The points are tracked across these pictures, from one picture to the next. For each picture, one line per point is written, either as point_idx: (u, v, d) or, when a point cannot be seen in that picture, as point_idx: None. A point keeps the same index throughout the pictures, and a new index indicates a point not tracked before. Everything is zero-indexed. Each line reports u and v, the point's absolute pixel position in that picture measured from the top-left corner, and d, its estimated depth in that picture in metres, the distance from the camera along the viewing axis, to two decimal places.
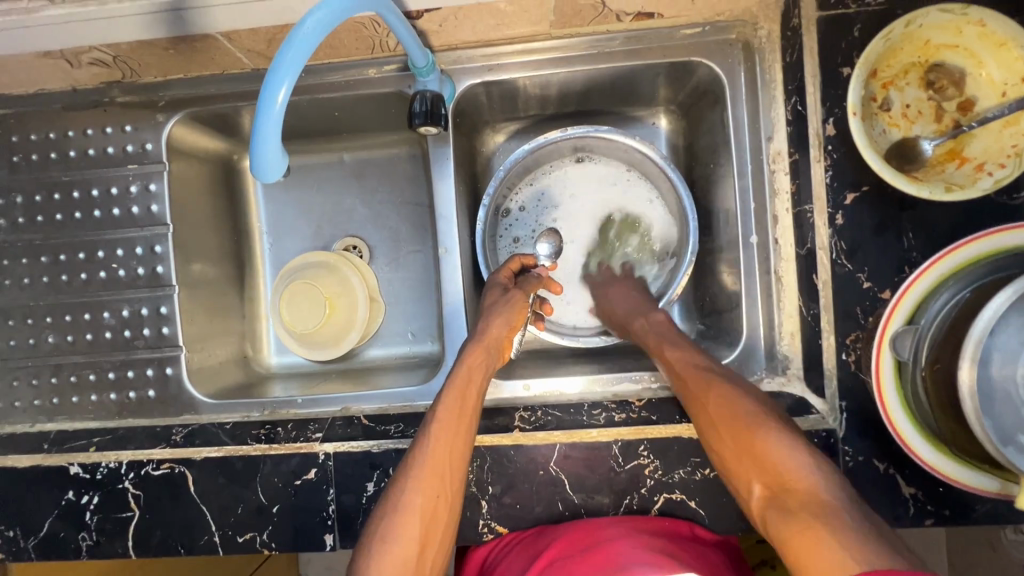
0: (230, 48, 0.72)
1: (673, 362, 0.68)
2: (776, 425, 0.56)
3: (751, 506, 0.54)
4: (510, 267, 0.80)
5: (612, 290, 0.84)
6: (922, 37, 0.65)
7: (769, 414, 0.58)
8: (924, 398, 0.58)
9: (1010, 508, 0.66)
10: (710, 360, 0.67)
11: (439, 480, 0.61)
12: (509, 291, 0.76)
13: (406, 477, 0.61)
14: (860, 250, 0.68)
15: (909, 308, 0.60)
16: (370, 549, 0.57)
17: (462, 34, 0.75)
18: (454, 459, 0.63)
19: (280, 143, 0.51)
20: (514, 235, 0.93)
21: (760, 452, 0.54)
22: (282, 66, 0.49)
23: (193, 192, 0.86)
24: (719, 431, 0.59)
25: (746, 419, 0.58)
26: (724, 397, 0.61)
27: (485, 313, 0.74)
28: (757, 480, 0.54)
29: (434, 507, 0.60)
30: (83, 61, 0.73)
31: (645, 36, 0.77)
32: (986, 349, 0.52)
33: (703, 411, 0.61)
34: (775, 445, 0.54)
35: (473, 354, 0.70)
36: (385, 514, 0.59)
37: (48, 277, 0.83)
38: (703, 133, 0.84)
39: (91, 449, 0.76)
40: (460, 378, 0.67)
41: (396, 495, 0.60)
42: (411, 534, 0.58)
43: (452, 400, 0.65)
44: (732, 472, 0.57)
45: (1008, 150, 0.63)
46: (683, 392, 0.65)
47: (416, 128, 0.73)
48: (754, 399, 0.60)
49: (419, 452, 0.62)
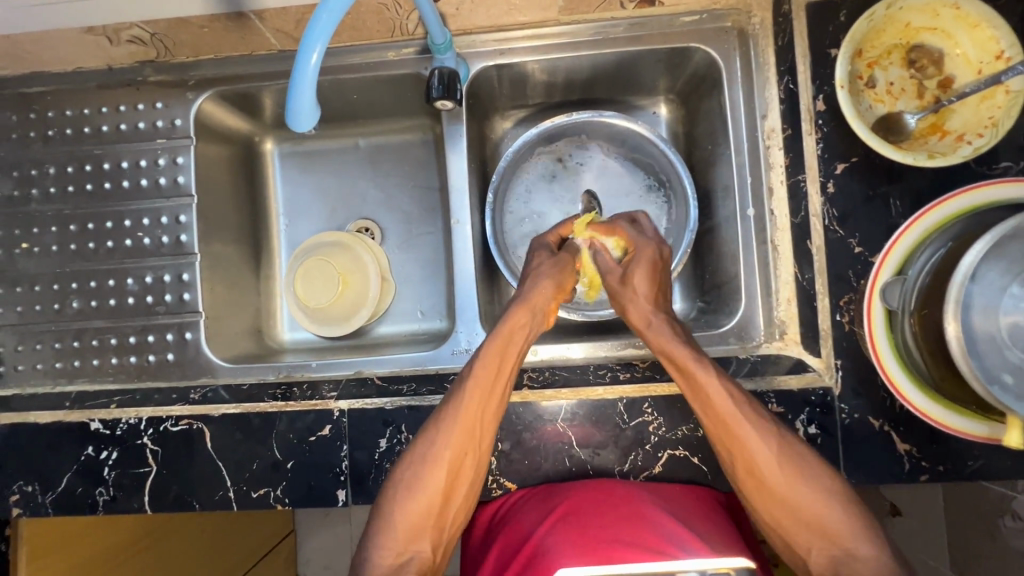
0: (263, 29, 0.78)
1: (713, 401, 0.64)
2: (823, 488, 0.61)
3: (785, 550, 0.63)
4: (560, 230, 0.83)
5: (641, 274, 0.74)
6: (903, 19, 0.70)
7: (815, 473, 0.62)
8: (912, 342, 0.62)
9: (997, 463, 0.69)
10: (742, 393, 0.65)
11: (470, 438, 0.65)
12: (557, 254, 0.79)
13: (436, 431, 0.65)
14: (850, 216, 0.73)
15: (898, 260, 0.65)
16: (398, 490, 0.64)
17: (477, 18, 0.82)
18: (486, 420, 0.66)
19: (313, 97, 0.56)
20: (536, 190, 0.97)
21: (822, 526, 0.60)
22: (317, 29, 0.53)
23: (217, 168, 0.90)
24: (763, 491, 0.62)
25: (792, 481, 0.61)
26: (772, 458, 0.62)
27: (532, 273, 0.75)
28: (802, 537, 0.61)
29: (461, 464, 0.65)
30: (122, 37, 0.80)
31: (646, 23, 0.83)
32: (968, 294, 0.55)
33: (748, 464, 0.63)
34: (827, 516, 0.60)
35: (518, 315, 0.70)
36: (414, 462, 0.65)
37: (76, 244, 0.87)
38: (701, 118, 0.89)
39: (111, 406, 0.79)
40: (500, 336, 0.68)
41: (425, 446, 0.65)
42: (436, 486, 0.63)
43: (490, 358, 0.67)
44: (770, 520, 0.62)
45: (985, 121, 0.68)
46: (722, 436, 0.64)
47: (433, 102, 0.78)
48: (795, 451, 0.63)
49: (452, 407, 0.65)
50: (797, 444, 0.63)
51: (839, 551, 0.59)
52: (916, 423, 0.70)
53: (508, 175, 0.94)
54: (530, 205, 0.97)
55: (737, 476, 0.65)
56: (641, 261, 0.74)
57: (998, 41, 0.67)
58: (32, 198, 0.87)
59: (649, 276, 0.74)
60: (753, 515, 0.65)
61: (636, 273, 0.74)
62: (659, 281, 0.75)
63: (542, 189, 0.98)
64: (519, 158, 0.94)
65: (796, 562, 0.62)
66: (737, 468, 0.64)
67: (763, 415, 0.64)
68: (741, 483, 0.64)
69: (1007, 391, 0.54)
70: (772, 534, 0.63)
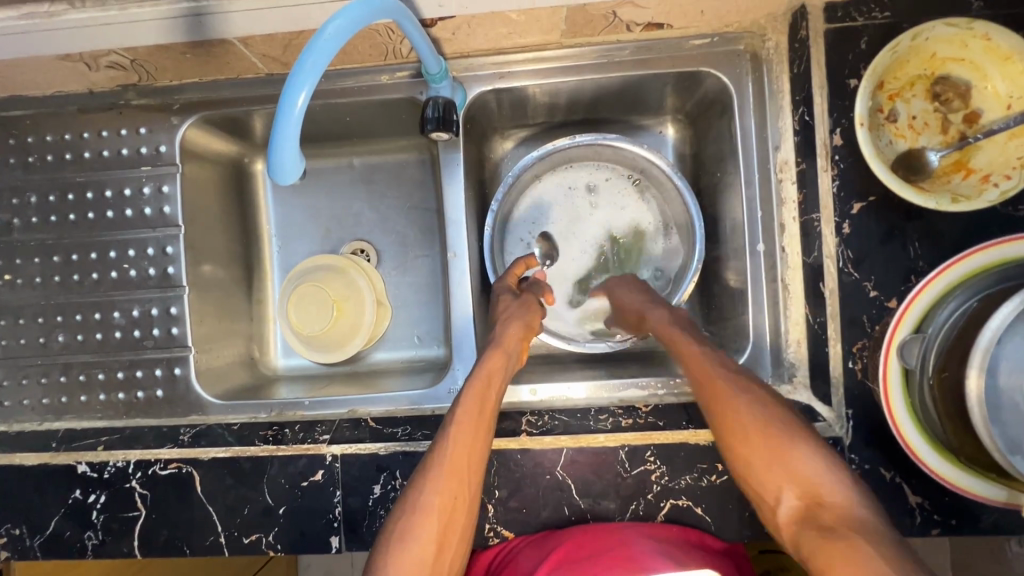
0: (246, 53, 0.73)
1: (693, 363, 0.67)
2: (799, 438, 0.58)
3: (764, 512, 0.58)
4: (516, 270, 0.83)
5: (625, 291, 0.82)
6: (928, 49, 0.66)
7: (795, 429, 0.59)
8: (931, 403, 0.59)
9: (1014, 517, 0.66)
10: (725, 358, 0.67)
11: (460, 484, 0.63)
12: (520, 296, 0.80)
13: (423, 480, 0.63)
14: (866, 258, 0.69)
15: (917, 316, 0.62)
16: (391, 543, 0.60)
17: (474, 42, 0.76)
18: (472, 464, 0.64)
19: (297, 147, 0.52)
20: (557, 210, 0.93)
21: (795, 473, 0.55)
22: (304, 71, 0.50)
23: (204, 196, 0.87)
24: (737, 440, 0.60)
25: (762, 430, 0.59)
26: (747, 407, 0.61)
27: (500, 317, 0.76)
28: (776, 490, 0.56)
29: (453, 511, 0.62)
30: (100, 64, 0.74)
31: (654, 46, 0.78)
32: (993, 359, 0.52)
33: (725, 424, 0.61)
34: (801, 464, 0.56)
35: (494, 357, 0.71)
36: (405, 513, 0.62)
37: (60, 276, 0.84)
38: (710, 142, 0.85)
39: (99, 447, 0.77)
40: (479, 378, 0.69)
41: (415, 498, 0.62)
42: (428, 538, 0.60)
43: (471, 400, 0.66)
44: (752, 483, 0.58)
45: (1013, 162, 0.64)
46: (703, 394, 0.65)
47: (428, 133, 0.74)
48: (774, 409, 0.61)
49: (438, 457, 0.64)
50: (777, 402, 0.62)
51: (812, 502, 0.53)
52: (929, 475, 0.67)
53: (508, 201, 0.90)
54: (546, 222, 0.93)
55: (723, 442, 0.62)
56: (618, 283, 0.84)
57: None
58: (13, 228, 0.84)
59: (633, 289, 0.81)
60: (738, 480, 0.61)
61: (621, 289, 0.82)
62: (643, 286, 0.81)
63: (540, 217, 0.93)
64: (520, 183, 0.91)
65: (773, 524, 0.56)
66: (715, 424, 0.63)
67: (742, 374, 0.65)
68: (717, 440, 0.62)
69: None
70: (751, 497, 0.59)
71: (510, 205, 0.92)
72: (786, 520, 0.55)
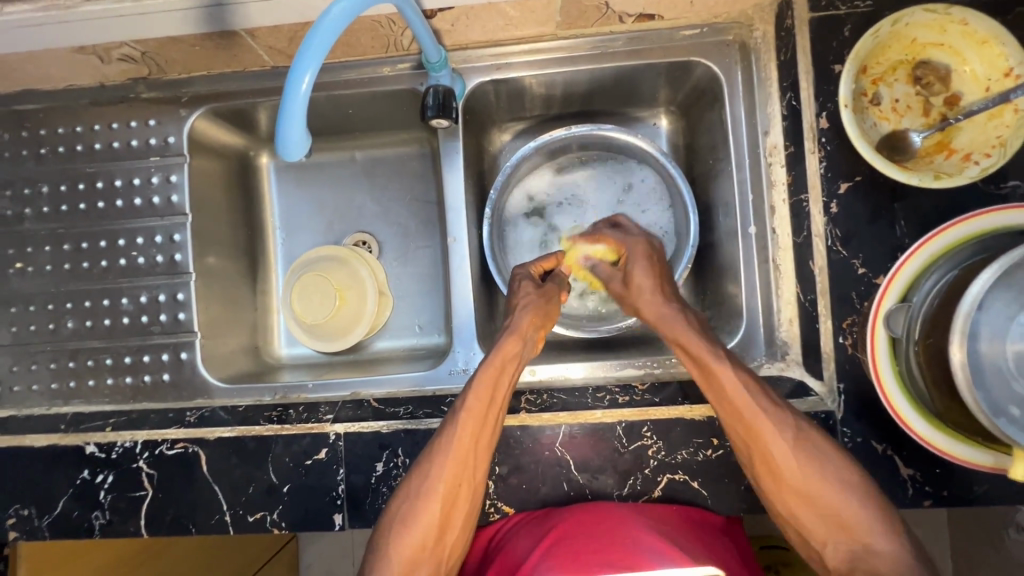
0: (254, 45, 0.76)
1: (730, 393, 0.64)
2: (836, 476, 0.62)
3: (803, 543, 0.64)
4: (543, 263, 0.82)
5: (641, 271, 0.75)
6: (909, 35, 0.69)
7: (832, 466, 0.62)
8: (916, 369, 0.61)
9: (1003, 488, 0.67)
10: (756, 382, 0.65)
11: (463, 468, 0.65)
12: (542, 286, 0.78)
13: (429, 465, 0.65)
14: (854, 236, 0.71)
15: (902, 288, 0.64)
16: (396, 522, 0.64)
17: (472, 34, 0.79)
18: (478, 452, 0.66)
19: (303, 125, 0.55)
20: (554, 203, 0.96)
21: (840, 518, 0.61)
22: (309, 51, 0.52)
23: (210, 186, 0.89)
24: (782, 483, 0.63)
25: (807, 474, 0.62)
26: (789, 450, 0.62)
27: (520, 306, 0.74)
28: (821, 532, 0.62)
29: (456, 495, 0.64)
30: (113, 57, 0.77)
31: (646, 37, 0.81)
32: (974, 323, 0.54)
33: (768, 462, 0.63)
34: (844, 508, 0.61)
35: (509, 344, 0.70)
36: (410, 494, 0.65)
37: (70, 264, 0.86)
38: (702, 131, 0.87)
39: (106, 429, 0.78)
40: (493, 364, 0.68)
41: (419, 480, 0.65)
42: (430, 520, 0.63)
43: (481, 390, 0.66)
44: (789, 517, 0.63)
45: (993, 141, 0.66)
46: (739, 427, 0.64)
47: (428, 120, 0.76)
48: (814, 447, 0.63)
49: (444, 440, 0.65)
50: (816, 437, 0.64)
51: (857, 546, 0.59)
52: (920, 448, 0.69)
53: (506, 192, 0.93)
54: (543, 214, 0.96)
55: (759, 477, 0.65)
56: (637, 257, 0.77)
57: (1007, 58, 0.65)
58: (25, 217, 0.87)
59: (650, 272, 0.75)
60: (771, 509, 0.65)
61: (637, 270, 0.75)
62: (659, 273, 0.76)
63: (538, 210, 0.96)
64: (517, 175, 0.93)
65: (813, 555, 0.63)
66: (754, 461, 0.64)
67: (778, 403, 0.65)
68: (757, 475, 0.65)
69: (1013, 423, 0.53)
70: (789, 528, 0.64)
71: (508, 198, 0.94)
72: (833, 562, 0.61)
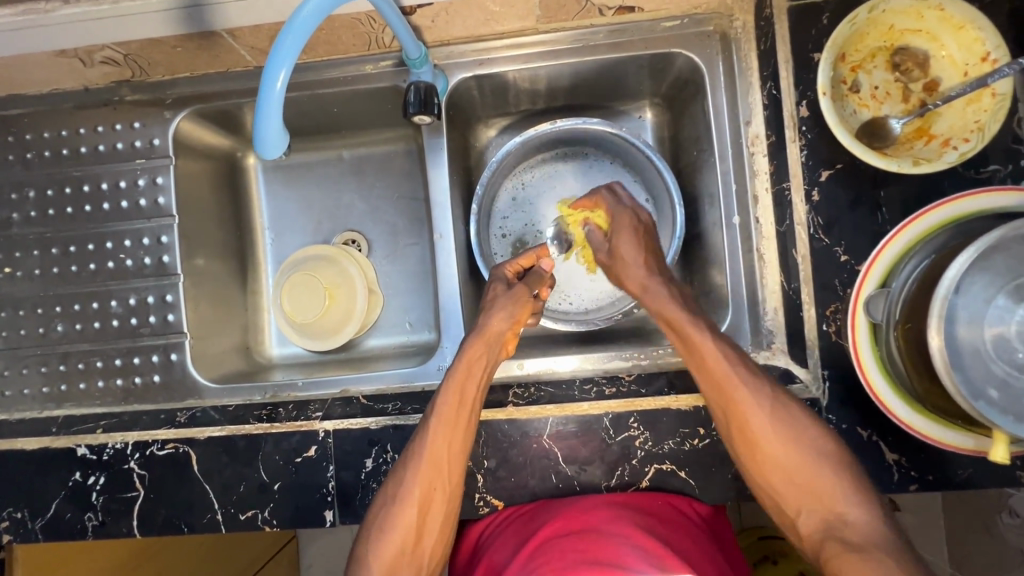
0: (235, 45, 0.76)
1: (707, 360, 0.66)
2: (810, 448, 0.63)
3: (778, 515, 0.65)
4: (520, 262, 0.80)
5: (628, 244, 0.75)
6: (886, 22, 0.69)
7: (803, 432, 0.64)
8: (897, 352, 0.62)
9: (988, 471, 0.68)
10: (735, 351, 0.67)
11: (436, 473, 0.66)
12: (512, 286, 0.77)
13: (404, 470, 0.66)
14: (836, 224, 0.71)
15: (881, 273, 0.66)
16: (374, 531, 0.65)
17: (453, 29, 0.80)
18: (452, 456, 0.66)
19: (280, 121, 0.55)
20: (538, 198, 0.96)
21: (813, 488, 0.62)
22: (283, 50, 0.52)
23: (197, 188, 0.89)
24: (756, 449, 0.64)
25: (782, 445, 0.63)
26: (762, 415, 0.64)
27: (487, 309, 0.74)
28: (794, 500, 0.63)
29: (431, 499, 0.65)
30: (94, 60, 0.77)
31: (627, 29, 0.81)
32: (952, 307, 0.54)
33: (741, 428, 0.65)
34: (816, 477, 0.62)
35: (474, 349, 0.71)
36: (387, 502, 0.66)
37: (58, 268, 0.86)
38: (686, 123, 0.87)
39: (98, 430, 0.79)
40: (459, 369, 0.69)
41: (396, 485, 0.66)
42: (408, 524, 0.65)
43: (449, 393, 0.68)
44: (764, 485, 0.65)
45: (971, 125, 0.67)
46: (717, 394, 0.66)
47: (411, 117, 0.76)
48: (790, 416, 0.65)
49: (417, 448, 0.67)
50: (791, 406, 0.65)
51: (830, 515, 0.61)
52: (906, 434, 0.69)
53: (490, 189, 0.93)
54: (529, 209, 0.96)
55: (735, 445, 0.66)
56: (623, 229, 0.76)
57: (984, 42, 0.66)
58: (12, 222, 0.87)
59: (637, 243, 0.75)
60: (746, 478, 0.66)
61: (623, 241, 0.75)
62: (645, 243, 0.76)
63: (522, 205, 0.96)
64: (502, 170, 0.93)
65: (789, 525, 0.64)
66: (730, 427, 0.66)
67: (756, 370, 0.66)
68: (733, 442, 0.66)
69: (993, 405, 0.53)
70: (766, 501, 0.65)
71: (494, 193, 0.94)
72: (806, 532, 0.62)
